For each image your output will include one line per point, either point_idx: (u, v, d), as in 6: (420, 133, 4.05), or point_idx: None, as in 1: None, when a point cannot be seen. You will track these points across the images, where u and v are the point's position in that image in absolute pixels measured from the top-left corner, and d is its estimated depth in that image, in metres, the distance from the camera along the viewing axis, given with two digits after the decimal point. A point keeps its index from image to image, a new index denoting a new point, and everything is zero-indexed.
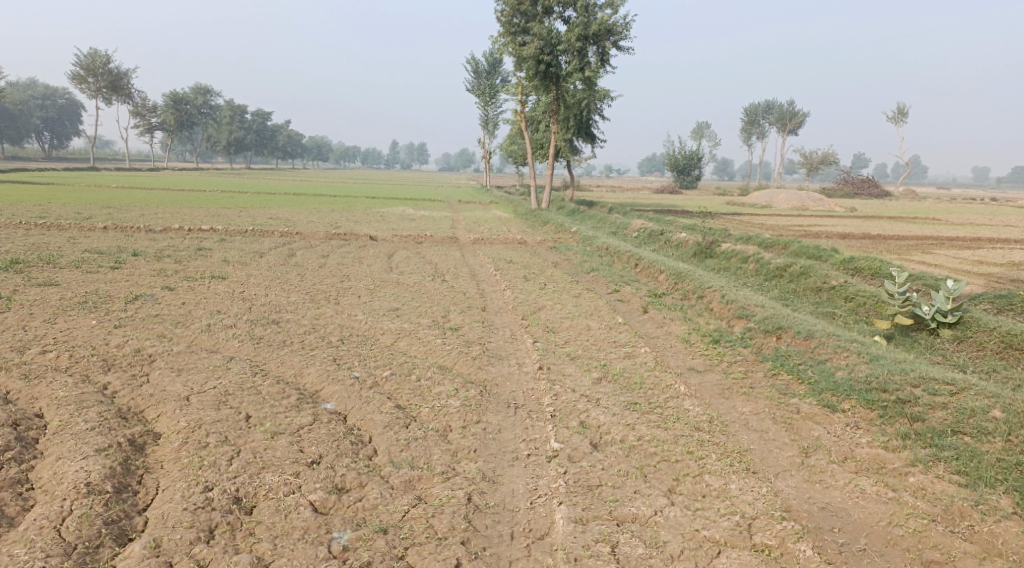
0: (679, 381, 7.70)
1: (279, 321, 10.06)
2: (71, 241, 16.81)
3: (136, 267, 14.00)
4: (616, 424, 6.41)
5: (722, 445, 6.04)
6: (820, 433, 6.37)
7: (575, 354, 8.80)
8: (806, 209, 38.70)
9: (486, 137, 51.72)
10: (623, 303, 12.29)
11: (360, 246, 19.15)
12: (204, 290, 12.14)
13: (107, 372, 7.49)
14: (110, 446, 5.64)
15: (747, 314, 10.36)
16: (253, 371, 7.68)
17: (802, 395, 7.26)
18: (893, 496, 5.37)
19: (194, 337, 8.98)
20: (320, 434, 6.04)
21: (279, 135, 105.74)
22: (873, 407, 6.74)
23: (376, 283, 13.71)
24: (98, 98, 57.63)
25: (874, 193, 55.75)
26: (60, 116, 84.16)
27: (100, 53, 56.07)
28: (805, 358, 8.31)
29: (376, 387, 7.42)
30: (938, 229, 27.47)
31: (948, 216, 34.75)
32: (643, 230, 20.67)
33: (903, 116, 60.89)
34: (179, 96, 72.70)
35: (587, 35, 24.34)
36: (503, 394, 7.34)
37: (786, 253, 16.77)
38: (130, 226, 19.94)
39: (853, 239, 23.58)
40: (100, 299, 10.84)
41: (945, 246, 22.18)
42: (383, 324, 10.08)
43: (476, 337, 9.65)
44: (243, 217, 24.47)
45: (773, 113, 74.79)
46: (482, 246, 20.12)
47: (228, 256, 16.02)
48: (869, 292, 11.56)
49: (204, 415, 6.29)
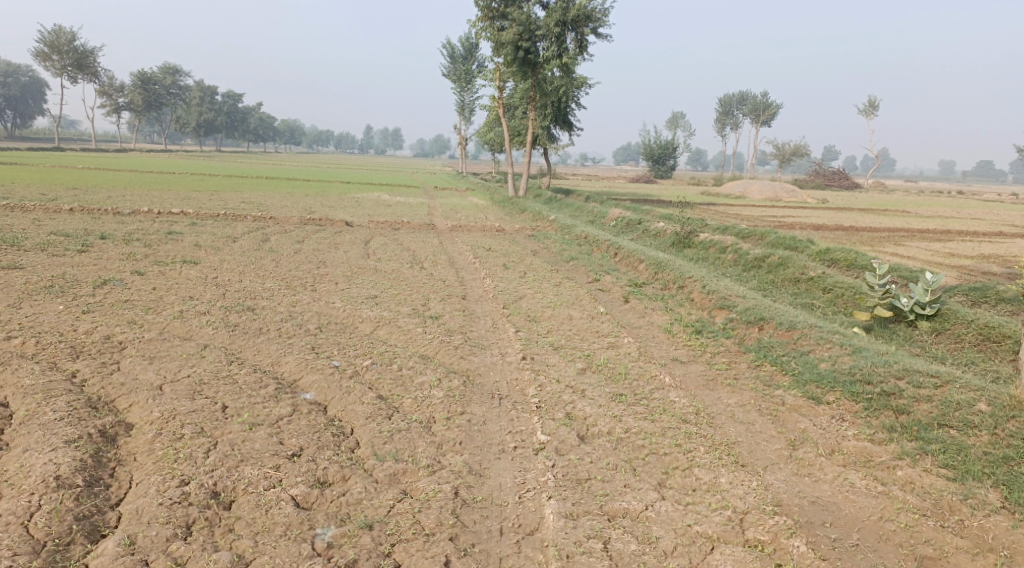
0: (664, 372, 7.64)
1: (254, 307, 9.81)
2: (35, 223, 16.29)
3: (105, 251, 13.59)
4: (603, 416, 6.33)
5: (710, 438, 5.99)
6: (806, 425, 6.35)
7: (558, 344, 8.69)
8: (780, 199, 39.02)
9: (463, 123, 51.32)
10: (604, 293, 12.22)
11: (336, 232, 18.85)
12: (176, 275, 11.81)
13: (75, 360, 7.21)
14: (80, 437, 5.40)
15: (728, 304, 10.33)
16: (229, 360, 7.46)
17: (786, 387, 7.24)
18: (883, 490, 5.36)
19: (166, 324, 8.70)
20: (301, 426, 5.86)
21: (250, 118, 103.92)
22: (858, 399, 6.74)
23: (353, 269, 13.47)
24: (63, 76, 56.04)
25: (845, 185, 56.43)
26: (23, 94, 81.75)
27: (65, 29, 54.31)
28: (788, 349, 8.29)
29: (356, 377, 7.25)
30: (910, 221, 27.87)
31: (917, 208, 35.30)
32: (620, 219, 20.62)
33: (875, 109, 61.66)
34: (147, 76, 70.97)
35: (566, 21, 24.14)
36: (486, 385, 7.21)
37: (763, 243, 16.82)
38: (97, 209, 19.37)
39: (827, 230, 23.79)
40: (67, 283, 10.48)
41: (917, 238, 22.46)
42: (362, 312, 9.88)
43: (457, 326, 9.50)
44: (214, 200, 23.95)
45: (748, 104, 75.26)
46: (460, 233, 19.93)
47: (200, 240, 15.64)
48: (847, 284, 11.61)
49: (179, 405, 6.07)
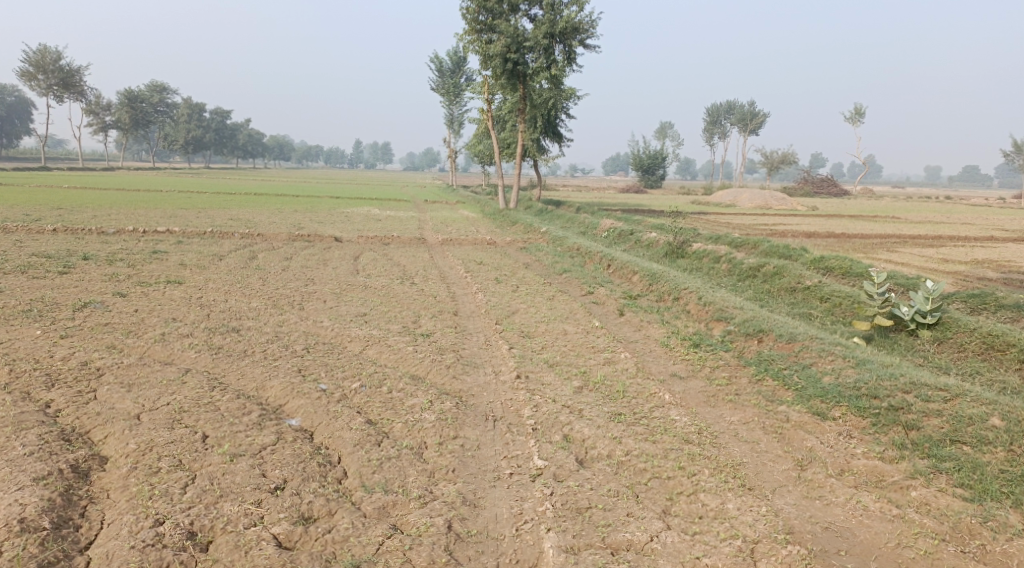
0: (663, 389, 7.38)
1: (239, 329, 9.52)
2: (18, 245, 15.95)
3: (87, 272, 13.28)
4: (602, 438, 6.07)
5: (715, 459, 5.74)
6: (814, 444, 6.10)
7: (553, 361, 8.43)
8: (770, 207, 39.01)
9: (452, 136, 51.26)
10: (598, 306, 12.00)
11: (324, 248, 18.57)
12: (159, 296, 11.50)
13: (50, 389, 6.89)
14: (49, 474, 5.09)
15: (726, 316, 10.11)
16: (212, 385, 7.16)
17: (790, 402, 7.01)
18: (898, 513, 5.14)
19: (146, 348, 8.40)
20: (285, 456, 5.58)
21: (239, 134, 103.54)
22: (865, 414, 6.52)
23: (342, 286, 13.19)
24: (48, 96, 55.72)
25: (834, 192, 56.54)
26: (9, 115, 81.23)
27: (50, 48, 53.95)
28: (789, 362, 8.06)
29: (344, 400, 6.96)
30: (900, 227, 27.83)
31: (907, 214, 35.45)
32: (612, 229, 20.42)
33: (861, 116, 62.07)
34: (134, 94, 70.51)
35: (554, 33, 24.04)
36: (479, 406, 6.94)
37: (756, 252, 16.66)
38: (81, 229, 19.06)
39: (819, 238, 23.68)
40: (45, 307, 10.15)
41: (909, 244, 22.34)
42: (351, 331, 9.59)
43: (449, 344, 9.22)
44: (201, 218, 23.64)
45: (736, 113, 75.64)
46: (451, 247, 19.70)
47: (184, 260, 15.32)
48: (845, 293, 11.42)
49: (157, 437, 5.78)
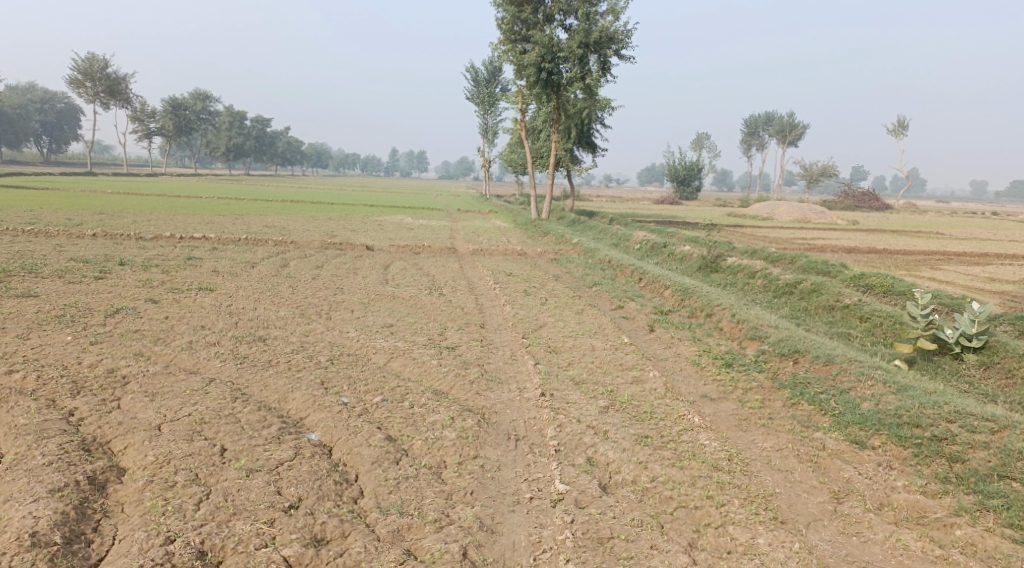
0: (693, 411, 7.13)
1: (265, 338, 9.50)
2: (58, 249, 16.27)
3: (122, 278, 13.47)
4: (627, 462, 5.86)
5: (745, 488, 5.49)
6: (851, 475, 5.82)
7: (579, 378, 8.23)
8: (808, 221, 38.24)
9: (486, 145, 51.39)
10: (628, 321, 11.76)
11: (355, 257, 18.63)
12: (190, 303, 11.58)
13: (75, 397, 6.91)
14: (66, 486, 5.12)
15: (760, 335, 9.80)
16: (234, 396, 7.10)
17: (826, 429, 6.72)
18: (940, 554, 4.86)
19: (173, 356, 8.42)
20: (302, 472, 5.49)
21: (279, 142, 105.29)
22: (906, 444, 6.21)
23: (370, 296, 13.16)
24: (96, 102, 57.29)
25: (875, 206, 55.33)
26: (59, 121, 83.78)
27: (99, 56, 55.46)
28: (826, 386, 7.73)
29: (365, 415, 6.85)
30: (945, 244, 26.99)
31: (951, 229, 34.45)
32: (645, 241, 20.12)
33: (904, 129, 60.74)
34: (178, 101, 72.13)
35: (588, 43, 23.89)
36: (502, 424, 6.78)
37: (793, 268, 16.25)
38: (120, 234, 19.40)
39: (859, 253, 23.08)
40: (78, 312, 10.28)
41: (954, 261, 21.64)
42: (376, 342, 9.50)
43: (474, 357, 9.08)
44: (237, 224, 23.95)
45: (775, 124, 74.57)
46: (481, 257, 19.63)
47: (217, 266, 15.47)
48: (886, 312, 11.02)
49: (175, 448, 5.74)
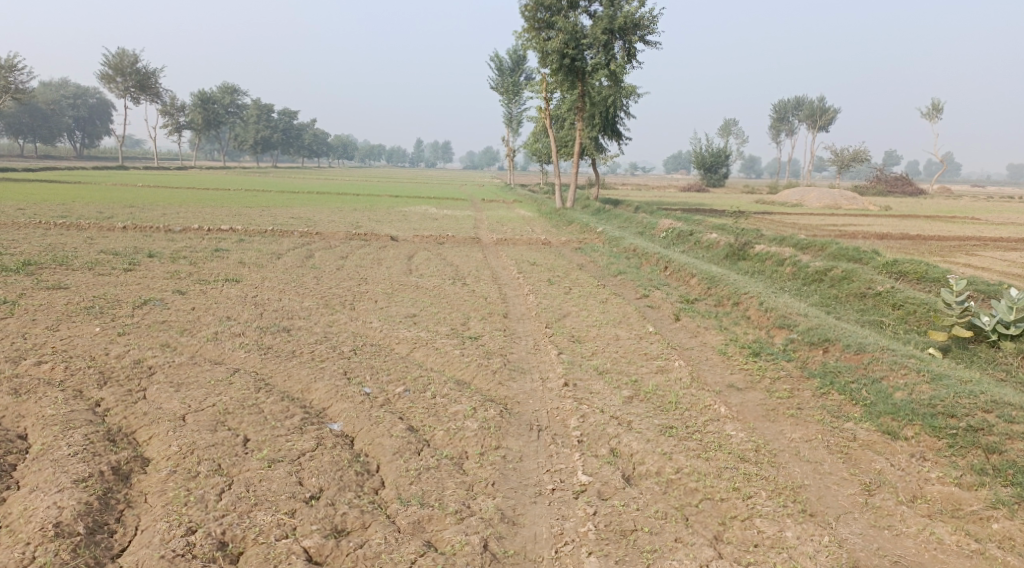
0: (719, 401, 7.00)
1: (289, 329, 9.54)
2: (89, 242, 16.53)
3: (150, 270, 13.63)
4: (651, 453, 5.77)
5: (773, 480, 5.36)
6: (883, 466, 5.66)
7: (603, 368, 8.13)
8: (839, 207, 37.53)
9: (511, 134, 51.22)
10: (653, 310, 11.62)
11: (380, 247, 18.67)
12: (217, 294, 11.68)
13: (102, 387, 6.99)
14: (90, 476, 5.20)
15: (789, 323, 9.61)
16: (257, 386, 7.13)
17: (857, 420, 6.55)
18: (977, 549, 4.70)
19: (198, 347, 8.48)
20: (324, 462, 5.49)
21: (305, 134, 106.05)
22: (941, 435, 6.02)
23: (394, 286, 13.16)
24: (126, 97, 58.13)
25: (908, 192, 54.14)
26: (92, 116, 85.24)
27: (128, 52, 56.19)
28: (857, 375, 7.54)
29: (388, 405, 6.83)
30: (981, 229, 26.30)
31: (987, 214, 33.60)
32: (671, 229, 19.86)
33: (938, 112, 59.27)
34: (207, 95, 72.95)
35: (613, 29, 23.61)
36: (524, 414, 6.72)
37: (823, 255, 15.94)
38: (150, 226, 19.64)
39: (892, 240, 22.58)
40: (107, 304, 10.40)
41: (990, 247, 21.08)
42: (399, 332, 9.49)
43: (497, 347, 9.03)
44: (263, 216, 24.16)
45: (804, 109, 73.28)
46: (505, 247, 19.56)
47: (244, 258, 15.58)
48: (920, 300, 10.74)
49: (198, 439, 5.78)
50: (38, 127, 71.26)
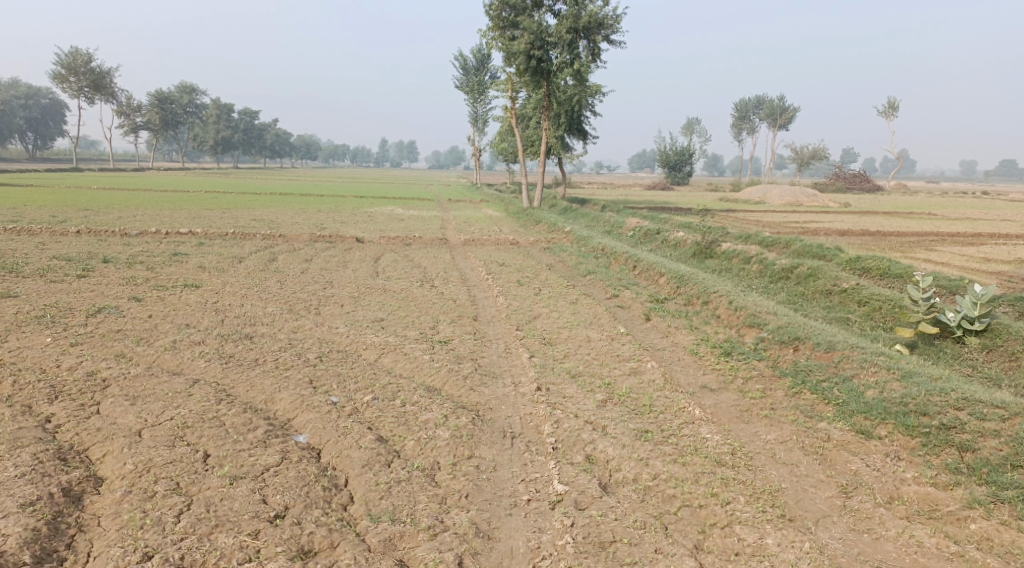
0: (693, 403, 6.92)
1: (252, 336, 9.24)
2: (40, 247, 15.92)
3: (105, 276, 13.16)
4: (627, 459, 5.67)
5: (750, 484, 5.29)
6: (859, 467, 5.63)
7: (575, 371, 8.00)
8: (801, 204, 38.10)
9: (476, 134, 51.02)
10: (623, 310, 11.55)
11: (345, 249, 18.35)
12: (175, 301, 11.30)
13: (52, 402, 6.66)
14: (38, 499, 4.93)
15: (759, 322, 9.60)
16: (219, 398, 6.85)
17: (830, 419, 6.53)
18: (956, 550, 4.68)
19: (156, 357, 8.15)
20: (289, 477, 5.28)
21: (267, 134, 104.42)
22: (914, 434, 6.03)
23: (360, 290, 12.89)
24: (80, 98, 56.50)
25: (866, 188, 55.25)
26: (44, 117, 82.78)
27: (82, 51, 54.64)
28: (828, 374, 7.51)
29: (355, 415, 6.61)
30: (938, 225, 26.86)
31: (942, 210, 34.38)
32: (638, 228, 19.87)
33: (894, 110, 60.61)
34: (164, 95, 71.35)
35: (578, 28, 23.55)
36: (497, 421, 6.56)
37: (788, 252, 16.06)
38: (105, 230, 19.02)
39: (853, 236, 22.92)
40: (59, 312, 9.97)
41: (948, 242, 21.52)
42: (366, 338, 9.25)
43: (467, 352, 8.85)
44: (225, 219, 23.59)
45: (765, 108, 74.39)
46: (473, 247, 19.38)
47: (204, 262, 15.15)
48: (885, 296, 10.83)
49: (155, 456, 5.52)
50: None
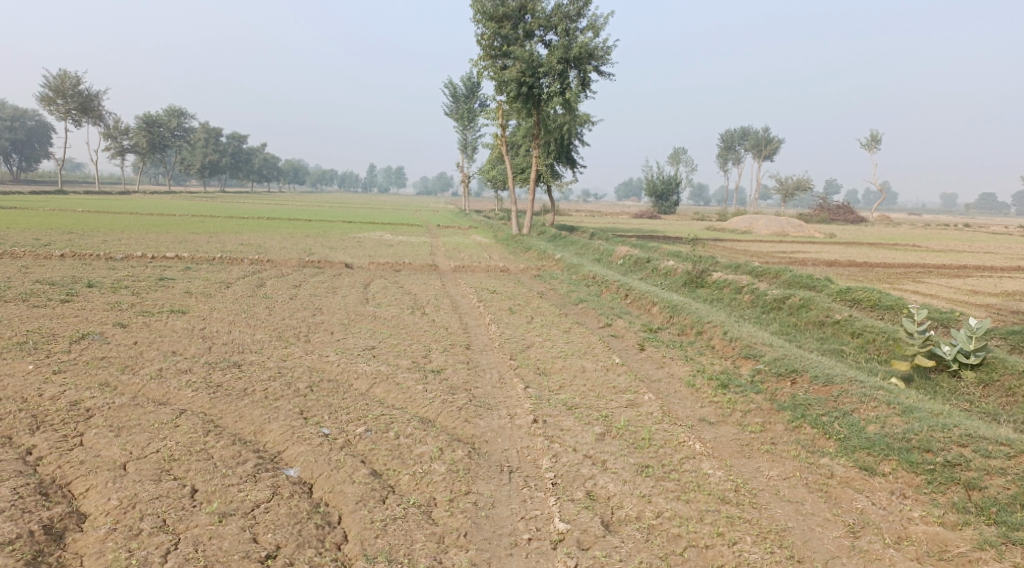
0: (693, 437, 6.80)
1: (241, 364, 9.04)
2: (23, 271, 15.63)
3: (90, 301, 12.91)
4: (629, 496, 5.60)
5: (755, 523, 5.30)
6: (865, 505, 5.62)
7: (571, 403, 7.86)
8: (787, 234, 38.40)
9: (465, 160, 51.16)
10: (617, 339, 11.46)
11: (334, 275, 18.17)
12: (161, 327, 11.09)
13: (34, 433, 6.43)
14: (18, 538, 4.74)
15: (755, 353, 9.52)
16: (206, 429, 6.64)
17: (832, 455, 6.46)
18: None
19: (141, 386, 7.93)
20: (280, 515, 5.12)
21: (255, 158, 104.30)
22: (918, 471, 6.01)
23: (350, 317, 12.71)
24: (67, 120, 56.20)
25: (850, 219, 55.86)
26: (30, 138, 82.28)
27: (70, 73, 54.48)
28: (828, 409, 7.37)
29: (347, 448, 6.42)
30: (923, 256, 27.11)
31: (927, 242, 34.70)
32: (628, 257, 19.87)
33: (877, 143, 61.58)
34: (152, 118, 71.19)
35: (569, 59, 23.75)
36: (493, 455, 6.40)
37: (778, 282, 16.06)
38: (90, 254, 18.75)
39: (841, 267, 23.07)
40: (42, 338, 9.74)
41: (935, 274, 21.68)
42: (358, 367, 9.07)
43: (461, 381, 8.70)
44: (212, 243, 23.37)
45: (750, 139, 75.35)
46: (463, 274, 19.27)
47: (191, 287, 14.93)
48: (878, 328, 10.81)
49: (140, 491, 5.32)
50: None
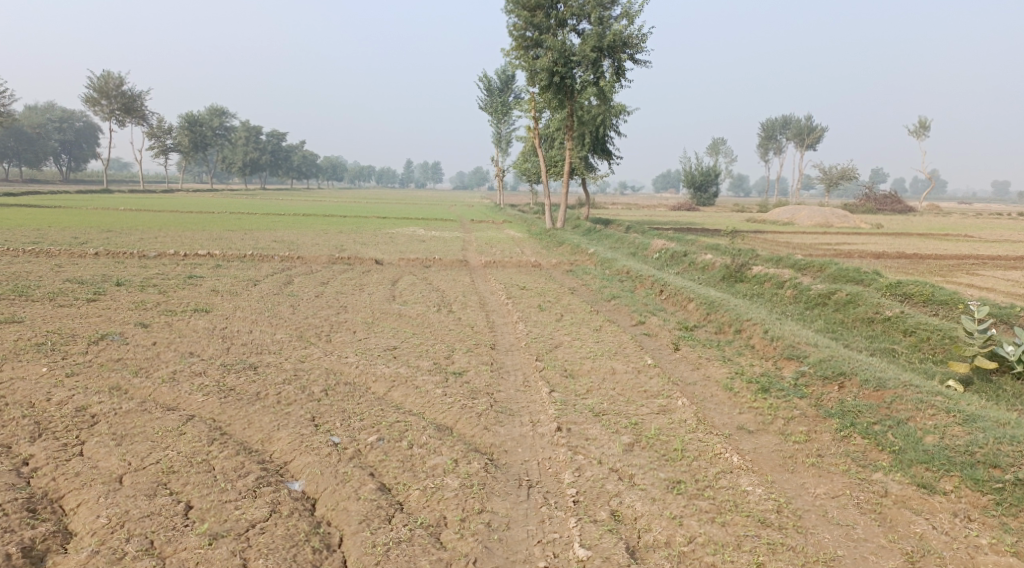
0: (730, 448, 6.23)
1: (257, 366, 8.72)
2: (56, 270, 15.65)
3: (116, 300, 12.82)
4: (657, 517, 5.16)
5: (800, 551, 4.85)
6: (924, 530, 5.12)
7: (599, 409, 7.33)
8: (831, 225, 37.13)
9: (500, 155, 50.67)
10: (650, 339, 10.86)
11: (364, 271, 17.88)
12: (183, 327, 10.85)
13: (33, 442, 6.19)
14: None
15: (798, 354, 8.84)
16: (211, 437, 6.30)
17: (887, 470, 5.86)
18: None
19: (152, 390, 7.64)
20: (276, 537, 4.88)
21: (293, 156, 105.45)
22: (984, 490, 5.43)
23: (375, 315, 12.36)
24: (111, 121, 57.31)
25: (897, 209, 53.97)
26: (78, 139, 84.45)
27: (113, 74, 55.57)
28: (881, 416, 6.72)
29: (357, 459, 6.01)
30: (976, 247, 25.84)
31: (980, 231, 33.27)
32: (664, 250, 19.19)
33: (925, 129, 59.55)
34: (194, 118, 72.24)
35: (602, 47, 23.06)
36: (512, 467, 5.94)
37: (822, 276, 15.25)
38: (123, 252, 18.78)
39: (890, 259, 22.00)
40: (60, 339, 9.55)
41: (990, 266, 20.55)
42: (376, 369, 8.67)
43: (483, 385, 8.24)
44: (245, 240, 23.33)
45: (792, 128, 73.38)
46: (494, 270, 18.81)
47: (218, 285, 14.76)
48: (933, 326, 10.03)
49: (131, 507, 5.09)
50: (23, 150, 70.51)
